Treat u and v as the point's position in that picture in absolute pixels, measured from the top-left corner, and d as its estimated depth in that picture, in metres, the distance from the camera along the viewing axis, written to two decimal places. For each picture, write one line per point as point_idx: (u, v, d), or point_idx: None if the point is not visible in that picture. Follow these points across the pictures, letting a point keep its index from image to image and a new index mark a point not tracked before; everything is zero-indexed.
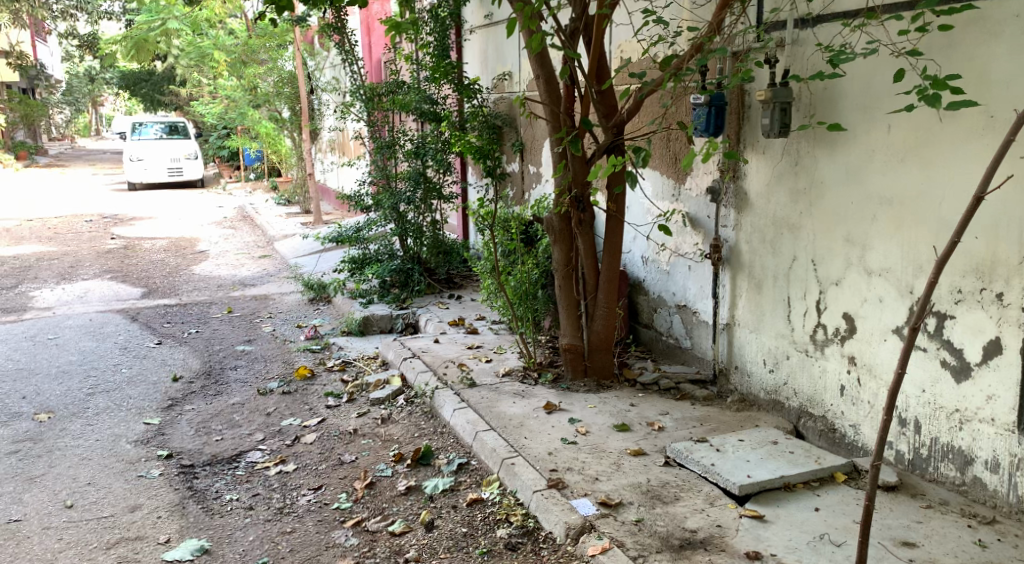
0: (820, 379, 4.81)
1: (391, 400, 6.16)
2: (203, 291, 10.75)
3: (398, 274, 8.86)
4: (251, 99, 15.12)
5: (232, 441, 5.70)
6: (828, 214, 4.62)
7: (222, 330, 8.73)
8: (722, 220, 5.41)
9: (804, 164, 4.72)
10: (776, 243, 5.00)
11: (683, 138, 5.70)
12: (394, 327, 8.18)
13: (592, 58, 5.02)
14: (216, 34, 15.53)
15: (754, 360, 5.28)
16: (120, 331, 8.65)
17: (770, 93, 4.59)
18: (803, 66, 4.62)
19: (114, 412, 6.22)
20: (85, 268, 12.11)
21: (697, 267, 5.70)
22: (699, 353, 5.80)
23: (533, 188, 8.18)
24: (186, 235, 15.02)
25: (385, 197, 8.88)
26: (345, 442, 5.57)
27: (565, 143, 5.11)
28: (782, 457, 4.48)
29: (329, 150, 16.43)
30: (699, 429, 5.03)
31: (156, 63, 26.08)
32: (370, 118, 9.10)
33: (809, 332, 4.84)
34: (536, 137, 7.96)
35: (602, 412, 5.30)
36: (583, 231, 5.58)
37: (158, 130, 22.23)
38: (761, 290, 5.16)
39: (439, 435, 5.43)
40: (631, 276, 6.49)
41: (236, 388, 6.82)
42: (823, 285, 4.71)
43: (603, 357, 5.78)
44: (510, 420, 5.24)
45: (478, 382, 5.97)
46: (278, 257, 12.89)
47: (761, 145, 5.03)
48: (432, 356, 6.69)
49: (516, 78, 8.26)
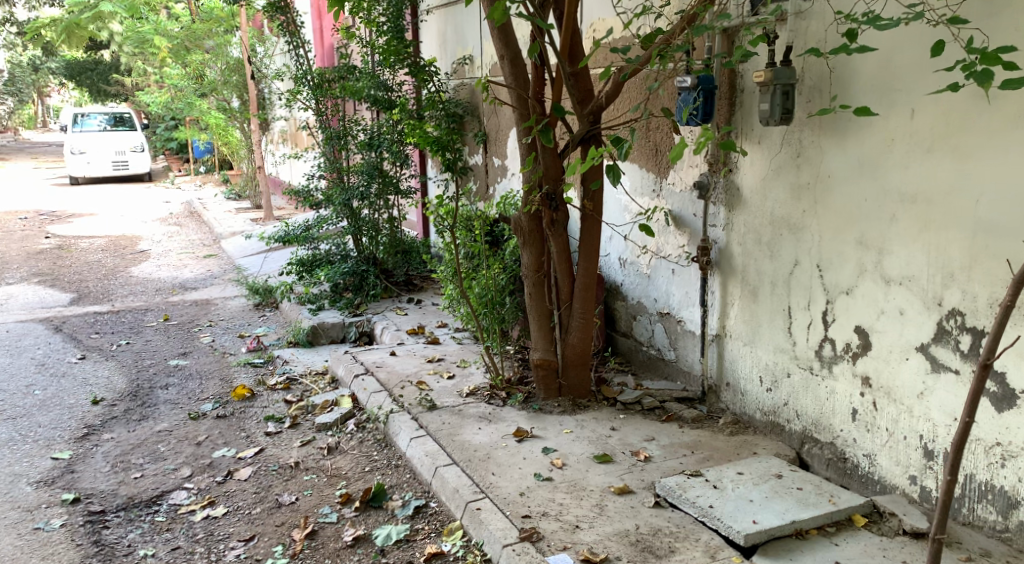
0: (827, 402, 4.14)
1: (340, 425, 5.49)
2: (139, 295, 9.93)
3: (351, 277, 8.14)
4: (197, 88, 14.21)
5: (153, 479, 5.03)
6: (837, 214, 3.99)
7: (155, 341, 7.96)
8: (712, 218, 4.78)
9: (808, 154, 4.10)
10: (774, 245, 4.37)
11: (666, 127, 5.08)
12: (346, 336, 7.52)
13: (563, 34, 4.43)
14: (156, 19, 14.61)
15: (749, 377, 4.64)
16: (40, 344, 7.85)
17: (770, 74, 3.98)
18: (810, 41, 4.00)
19: (18, 445, 5.52)
20: (11, 271, 11.22)
21: (682, 271, 5.07)
22: (684, 367, 5.17)
23: (498, 183, 7.55)
24: (127, 233, 14.14)
25: (337, 192, 8.18)
26: (285, 478, 4.91)
27: (535, 132, 4.50)
28: (789, 496, 3.85)
29: (281, 142, 15.67)
30: (691, 457, 4.37)
31: (102, 50, 24.96)
32: (319, 107, 8.37)
33: (813, 347, 4.18)
34: (501, 127, 7.33)
35: (579, 439, 4.65)
36: (556, 232, 4.93)
37: (102, 121, 21.13)
38: (757, 299, 4.52)
39: (394, 470, 4.78)
40: (608, 281, 5.87)
41: (165, 412, 6.09)
42: (831, 294, 4.06)
43: (579, 374, 5.14)
44: (474, 451, 4.56)
45: (439, 403, 5.30)
46: (224, 257, 12.06)
47: (757, 134, 4.40)
48: (388, 372, 6.00)
49: (478, 62, 7.63)
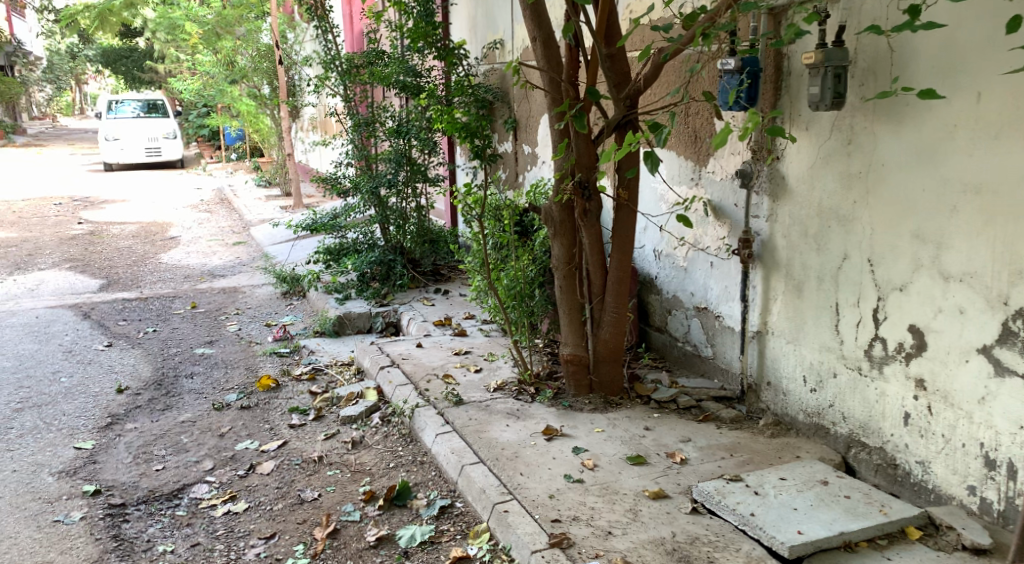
0: (876, 404, 3.90)
1: (364, 418, 5.35)
2: (168, 282, 9.86)
3: (379, 266, 7.98)
4: (227, 75, 14.12)
5: (175, 472, 4.90)
6: (891, 204, 3.74)
7: (182, 328, 7.86)
8: (754, 209, 4.56)
9: (860, 141, 3.86)
10: (821, 238, 4.13)
11: (706, 112, 4.86)
12: (373, 326, 7.39)
13: (600, 14, 4.23)
14: (187, 5, 14.53)
15: (792, 376, 4.41)
16: (68, 330, 7.79)
17: (821, 56, 3.74)
18: (864, 19, 3.75)
19: (41, 434, 5.43)
20: (44, 256, 11.22)
21: (722, 264, 4.85)
22: (722, 365, 4.95)
23: (528, 170, 7.36)
24: (158, 219, 14.11)
25: (365, 180, 8.02)
26: (307, 473, 4.77)
27: (568, 117, 4.31)
28: (836, 505, 3.62)
29: (311, 129, 15.58)
30: (730, 460, 4.15)
31: (137, 38, 25.04)
32: (347, 93, 8.22)
33: (862, 347, 3.94)
34: (531, 113, 7.12)
35: (611, 439, 4.45)
36: (589, 223, 4.73)
37: (136, 108, 21.18)
38: (802, 294, 4.29)
39: (419, 466, 4.63)
40: (642, 273, 5.67)
41: (189, 401, 5.98)
42: (882, 290, 3.82)
43: (611, 370, 4.95)
44: (502, 449, 4.38)
45: (465, 398, 5.12)
46: (253, 245, 11.98)
47: (804, 120, 4.16)
48: (414, 364, 5.84)
49: (509, 46, 7.44)
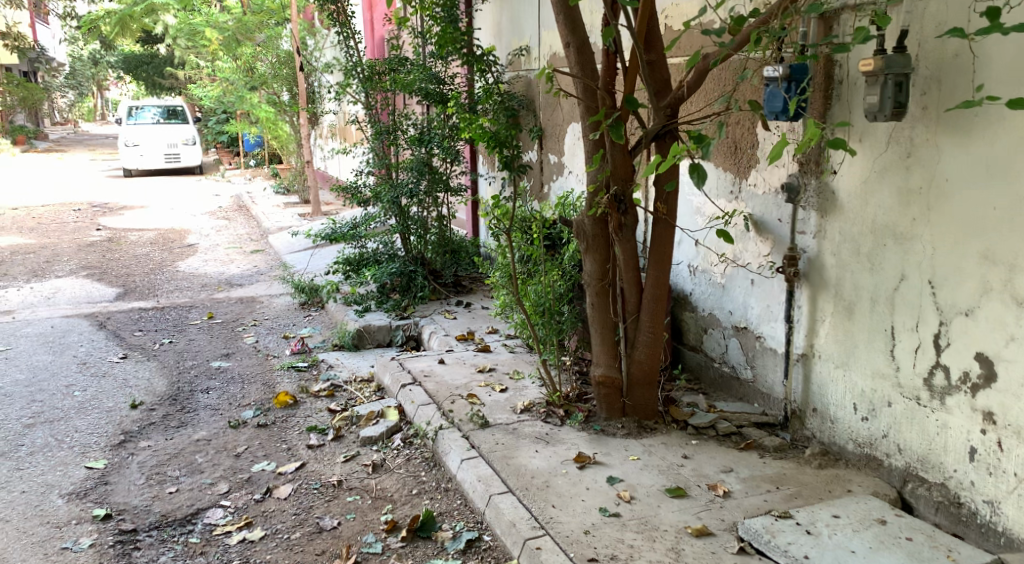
0: (937, 437, 3.63)
1: (386, 440, 5.12)
2: (185, 292, 9.68)
3: (399, 277, 7.73)
4: (247, 81, 13.96)
5: (188, 495, 4.68)
6: (956, 222, 3.49)
7: (198, 340, 7.67)
8: (800, 224, 4.30)
9: (921, 154, 3.61)
10: (875, 256, 3.87)
11: (748, 122, 4.61)
12: (393, 340, 7.17)
13: (640, 18, 4.00)
14: (207, 11, 14.40)
15: (841, 403, 4.14)
16: (83, 341, 7.61)
17: (881, 62, 3.49)
18: (928, 25, 3.52)
19: (52, 452, 5.24)
20: (61, 263, 11.08)
21: (764, 282, 4.59)
22: (763, 388, 4.68)
23: (554, 180, 7.12)
24: (176, 227, 13.97)
25: (386, 189, 7.80)
26: (326, 499, 4.55)
27: (604, 127, 4.07)
28: (898, 548, 3.37)
29: (330, 136, 15.45)
30: (776, 494, 3.89)
31: (157, 44, 25.03)
32: (369, 100, 8.00)
33: (921, 375, 3.68)
34: (559, 121, 6.89)
35: (648, 468, 4.19)
36: (624, 238, 4.48)
37: (155, 114, 21.10)
38: (853, 316, 4.02)
39: (443, 494, 4.40)
40: (676, 290, 5.42)
41: (204, 418, 5.77)
42: (945, 315, 3.56)
43: (646, 393, 4.68)
44: (532, 478, 4.14)
45: (491, 420, 4.88)
46: (271, 253, 11.80)
47: (858, 130, 3.90)
48: (437, 382, 5.60)
49: (535, 53, 7.22)
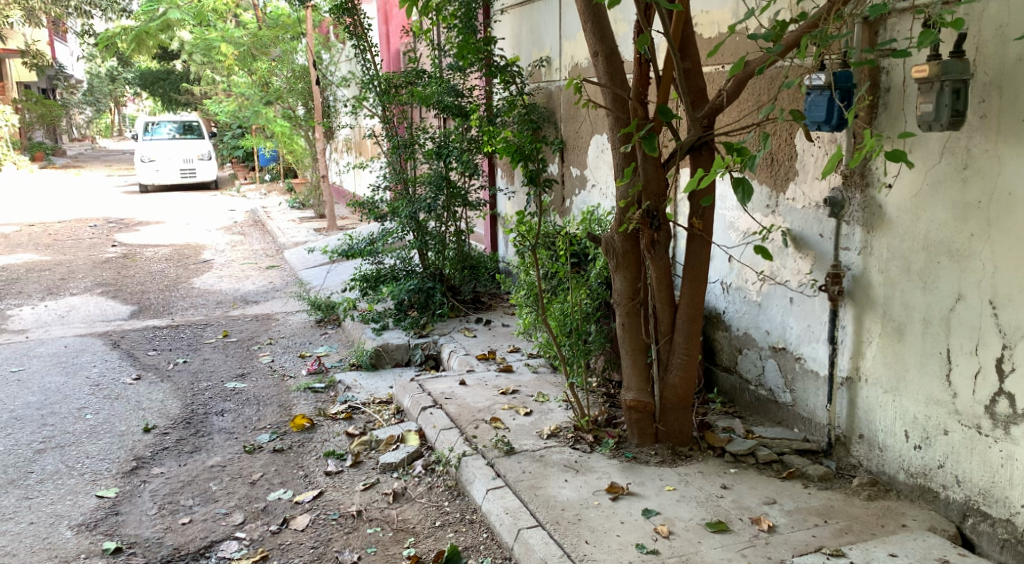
0: (1001, 469, 3.42)
1: (406, 466, 4.91)
2: (200, 309, 9.51)
3: (417, 294, 7.47)
4: (263, 96, 13.84)
5: (202, 526, 4.48)
6: (1020, 239, 3.28)
7: (213, 360, 7.48)
8: (844, 240, 4.05)
9: (980, 166, 3.39)
10: (928, 275, 3.64)
11: (786, 134, 4.39)
12: (411, 359, 6.97)
13: (674, 25, 3.81)
14: (223, 25, 14.29)
15: (890, 430, 3.89)
16: (96, 361, 7.43)
17: (938, 68, 3.27)
18: (989, 30, 3.32)
19: (62, 480, 5.05)
20: (76, 280, 10.96)
21: (806, 301, 4.35)
22: (804, 413, 4.44)
23: (576, 194, 6.91)
24: (192, 242, 13.82)
25: (403, 204, 7.59)
26: (345, 531, 4.34)
27: (636, 138, 3.84)
28: None
29: (345, 150, 15.34)
30: (825, 529, 3.65)
31: (173, 60, 25.05)
32: (385, 113, 7.80)
33: (982, 403, 3.46)
34: (581, 133, 6.69)
35: (686, 499, 3.96)
36: (656, 255, 4.26)
37: (172, 129, 21.05)
38: (903, 338, 3.79)
39: (469, 527, 4.20)
40: (707, 308, 5.18)
41: (219, 443, 5.57)
42: (1009, 338, 3.34)
43: (680, 419, 4.44)
44: (563, 511, 3.92)
45: (517, 447, 4.66)
46: (286, 269, 11.65)
47: (908, 140, 3.67)
48: (459, 405, 5.37)
49: (556, 64, 7.04)
